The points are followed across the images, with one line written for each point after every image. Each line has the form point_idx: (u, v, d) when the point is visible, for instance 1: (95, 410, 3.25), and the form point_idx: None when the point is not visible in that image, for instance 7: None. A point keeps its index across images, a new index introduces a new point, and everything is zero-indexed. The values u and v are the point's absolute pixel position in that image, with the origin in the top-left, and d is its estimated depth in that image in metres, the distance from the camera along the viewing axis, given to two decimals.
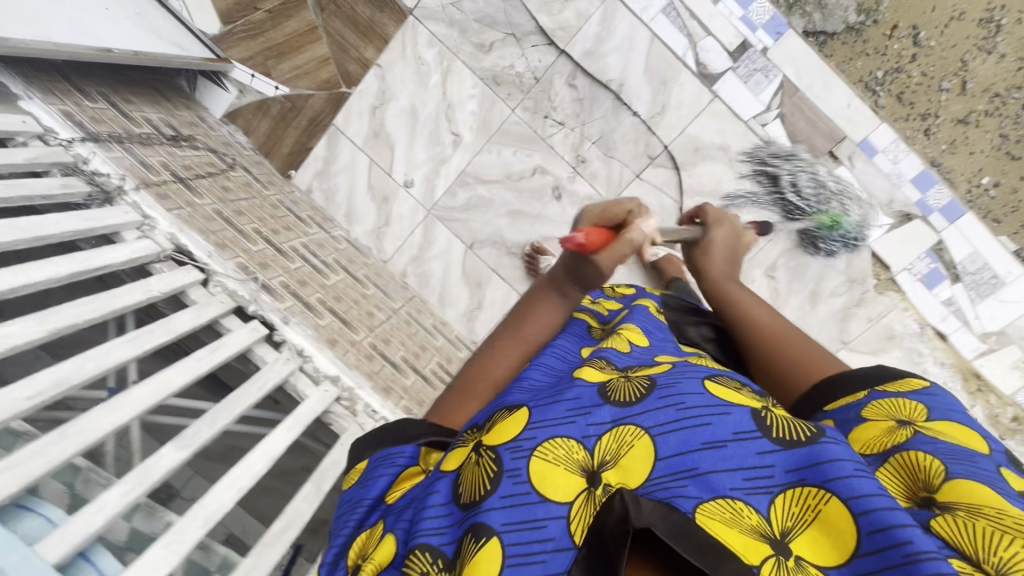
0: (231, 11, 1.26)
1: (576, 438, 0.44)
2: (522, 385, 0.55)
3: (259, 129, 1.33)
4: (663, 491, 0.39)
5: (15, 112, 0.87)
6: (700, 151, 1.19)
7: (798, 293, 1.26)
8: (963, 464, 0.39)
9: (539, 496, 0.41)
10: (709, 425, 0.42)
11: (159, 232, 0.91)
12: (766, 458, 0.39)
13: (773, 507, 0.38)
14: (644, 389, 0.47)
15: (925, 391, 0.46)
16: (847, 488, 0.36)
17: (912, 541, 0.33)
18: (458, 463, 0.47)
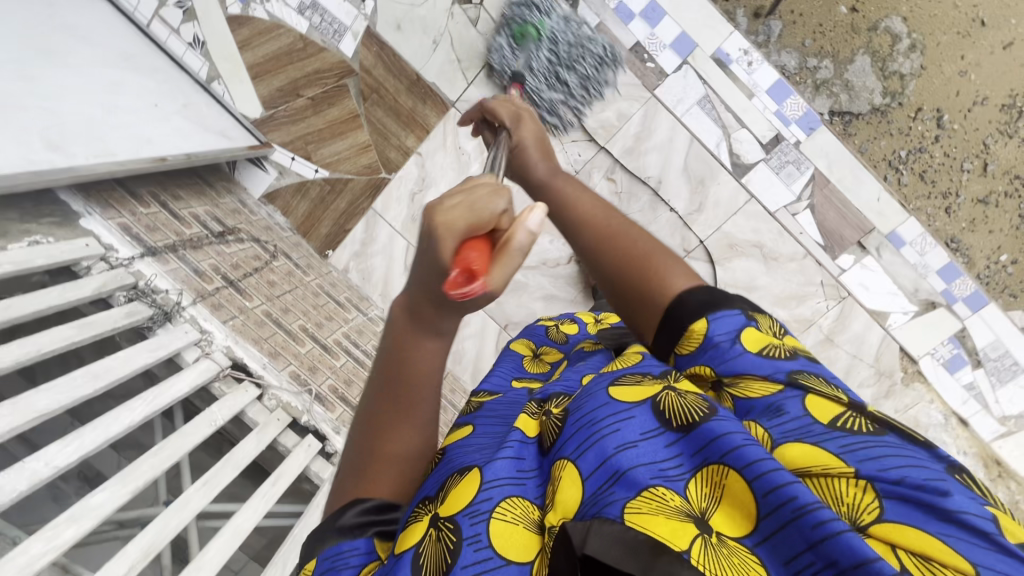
0: (274, 97, 1.28)
1: (529, 500, 0.45)
2: (462, 445, 0.54)
3: (298, 210, 1.35)
4: (595, 506, 0.39)
5: (78, 235, 0.88)
6: (734, 247, 1.24)
7: None
8: (783, 421, 0.41)
9: (503, 559, 0.40)
10: (618, 432, 0.43)
11: (217, 347, 0.93)
12: (672, 448, 0.41)
13: (688, 488, 0.39)
14: (559, 425, 0.48)
15: (716, 325, 0.47)
16: (737, 459, 0.38)
17: (797, 495, 0.34)
18: (416, 539, 0.44)
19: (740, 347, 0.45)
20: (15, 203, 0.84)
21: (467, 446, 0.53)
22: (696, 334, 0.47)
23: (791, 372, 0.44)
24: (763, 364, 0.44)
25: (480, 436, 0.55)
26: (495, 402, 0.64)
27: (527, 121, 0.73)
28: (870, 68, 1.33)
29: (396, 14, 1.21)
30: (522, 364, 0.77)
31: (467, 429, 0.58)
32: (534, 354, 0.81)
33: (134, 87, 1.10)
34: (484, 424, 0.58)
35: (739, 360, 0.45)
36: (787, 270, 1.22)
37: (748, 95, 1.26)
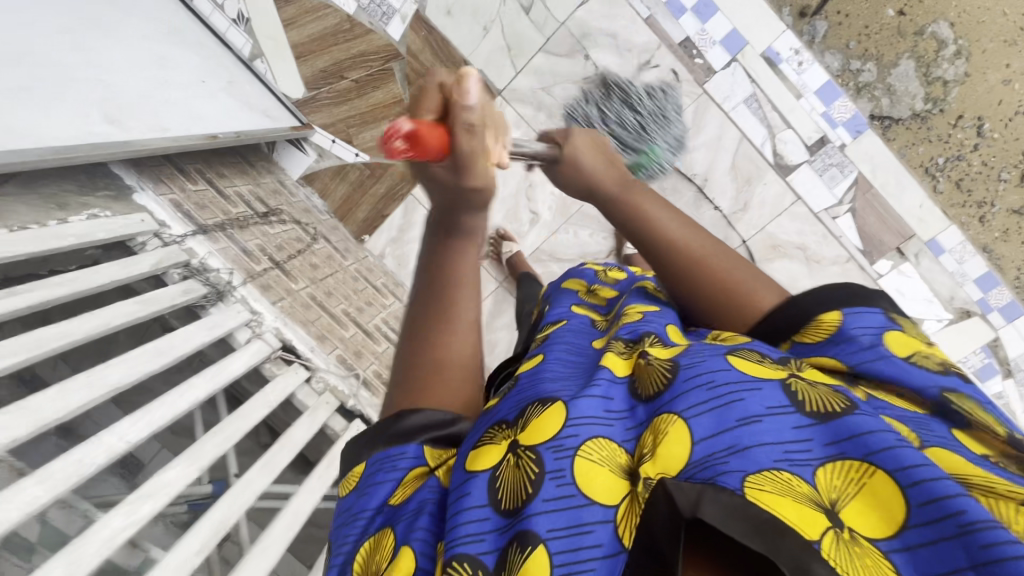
0: (317, 78, 1.26)
1: (616, 440, 0.42)
2: (540, 373, 0.51)
3: (335, 193, 1.33)
4: (705, 473, 0.35)
5: (133, 210, 0.87)
6: (777, 248, 1.24)
7: None
8: (934, 432, 0.37)
9: (586, 496, 0.38)
10: (740, 402, 0.39)
11: (267, 328, 0.92)
12: (802, 432, 0.37)
13: (817, 477, 0.34)
14: (668, 375, 0.44)
15: (842, 328, 0.45)
16: (890, 459, 0.33)
17: (966, 509, 0.29)
18: (492, 462, 0.42)
19: (885, 350, 0.43)
20: (72, 175, 0.83)
21: (550, 373, 0.50)
22: (827, 323, 0.46)
23: (944, 391, 0.40)
24: (924, 374, 0.41)
25: (558, 365, 0.52)
26: (559, 331, 0.63)
27: (583, 134, 0.60)
28: (914, 73, 1.25)
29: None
30: (577, 296, 0.78)
31: (535, 360, 0.55)
32: (590, 291, 0.80)
33: (180, 61, 1.08)
34: (558, 355, 0.55)
35: (884, 362, 0.42)
36: (824, 271, 1.24)
37: (795, 96, 1.25)
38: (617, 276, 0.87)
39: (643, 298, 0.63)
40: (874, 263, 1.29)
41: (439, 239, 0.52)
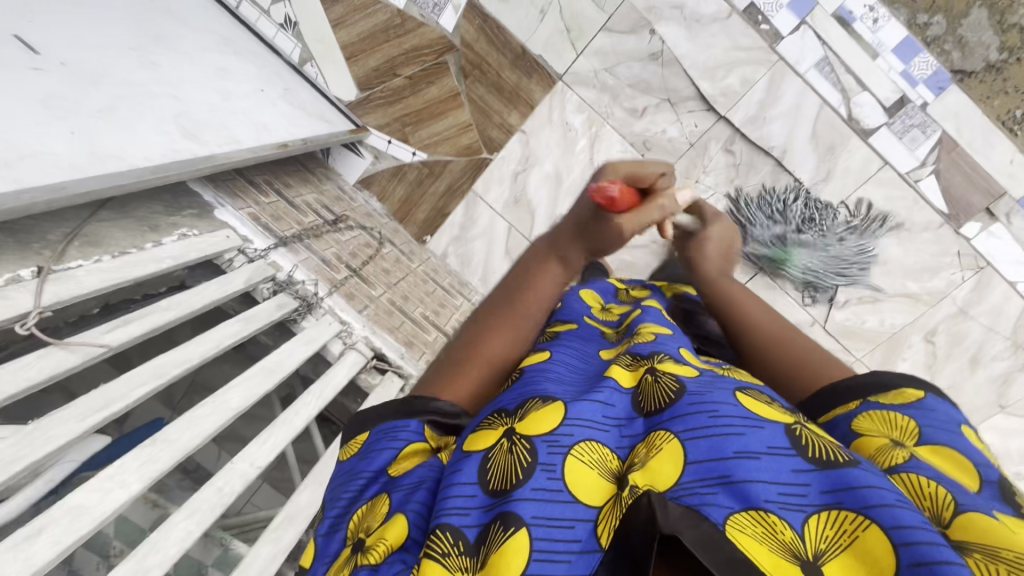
0: (370, 77, 1.23)
1: (610, 447, 0.38)
2: (544, 372, 0.45)
3: (394, 195, 1.30)
4: (692, 497, 0.31)
5: (217, 226, 0.85)
6: (865, 218, 1.16)
7: (958, 358, 1.22)
8: (967, 494, 0.32)
9: (574, 495, 0.34)
10: (739, 435, 0.34)
11: (358, 338, 0.89)
12: (801, 475, 0.32)
13: (807, 526, 0.30)
14: (674, 394, 0.40)
15: (920, 404, 0.39)
16: (890, 516, 0.29)
17: (957, 569, 0.26)
18: (487, 445, 0.38)
19: (955, 425, 0.38)
20: (157, 195, 0.81)
21: (553, 375, 0.45)
22: (911, 395, 0.40)
23: (1004, 482, 0.34)
24: (973, 448, 0.36)
25: (563, 366, 0.47)
26: (568, 334, 0.56)
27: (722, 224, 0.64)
28: (987, 22, 1.03)
29: None
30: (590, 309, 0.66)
31: (541, 355, 0.49)
32: (603, 303, 0.70)
33: (240, 72, 1.06)
34: (565, 360, 0.49)
35: (953, 437, 0.37)
36: (920, 240, 1.16)
37: (871, 55, 1.07)
38: (643, 288, 0.77)
39: (654, 317, 0.59)
40: (960, 229, 1.14)
41: (546, 259, 0.54)
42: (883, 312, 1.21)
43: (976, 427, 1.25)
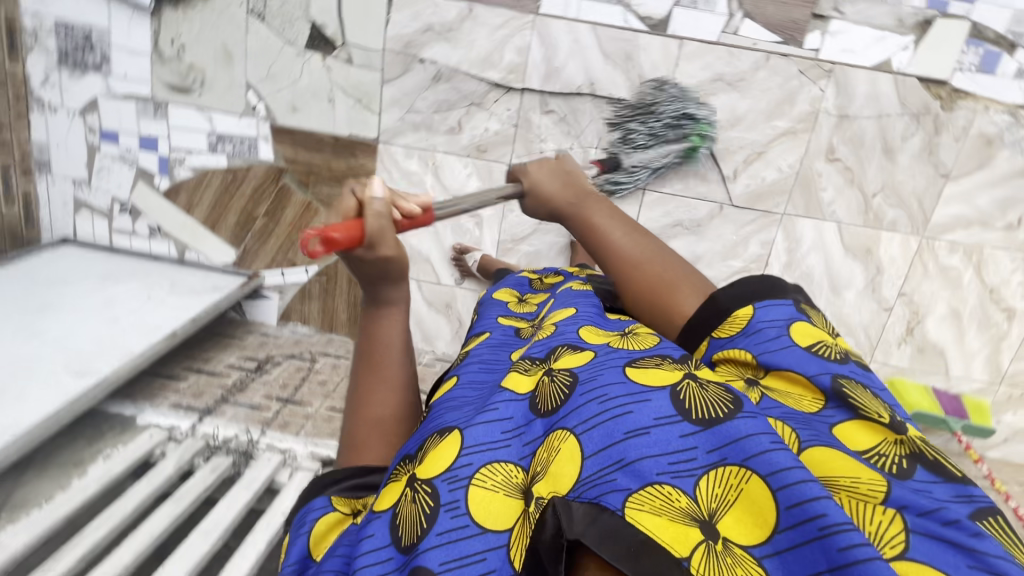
0: (237, 233, 1.34)
1: (513, 461, 0.50)
2: (449, 401, 0.60)
3: (313, 313, 1.38)
4: (592, 490, 0.43)
5: (141, 430, 0.94)
6: (698, 93, 1.16)
7: (872, 157, 1.17)
8: (811, 428, 0.45)
9: (479, 525, 0.46)
10: (631, 414, 0.47)
11: (302, 457, 0.95)
12: (687, 440, 0.44)
13: (698, 488, 0.42)
14: (564, 390, 0.53)
15: (750, 330, 0.56)
16: (763, 466, 0.40)
17: (826, 513, 0.37)
18: (393, 501, 0.51)
19: (788, 340, 0.53)
20: (78, 433, 0.91)
21: (451, 403, 0.60)
22: (738, 321, 0.58)
23: (836, 378, 0.49)
24: (806, 364, 0.51)
25: (465, 388, 0.62)
26: (481, 347, 0.73)
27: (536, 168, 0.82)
28: None
29: (284, 96, 1.23)
30: (506, 308, 0.87)
31: (452, 382, 0.65)
32: (520, 299, 0.91)
33: (124, 295, 1.18)
34: (471, 373, 0.65)
35: (780, 355, 0.52)
36: (763, 80, 1.14)
37: None
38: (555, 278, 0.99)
39: (557, 308, 0.76)
40: (803, 43, 1.12)
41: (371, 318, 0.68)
42: (774, 160, 1.19)
43: (935, 207, 1.19)
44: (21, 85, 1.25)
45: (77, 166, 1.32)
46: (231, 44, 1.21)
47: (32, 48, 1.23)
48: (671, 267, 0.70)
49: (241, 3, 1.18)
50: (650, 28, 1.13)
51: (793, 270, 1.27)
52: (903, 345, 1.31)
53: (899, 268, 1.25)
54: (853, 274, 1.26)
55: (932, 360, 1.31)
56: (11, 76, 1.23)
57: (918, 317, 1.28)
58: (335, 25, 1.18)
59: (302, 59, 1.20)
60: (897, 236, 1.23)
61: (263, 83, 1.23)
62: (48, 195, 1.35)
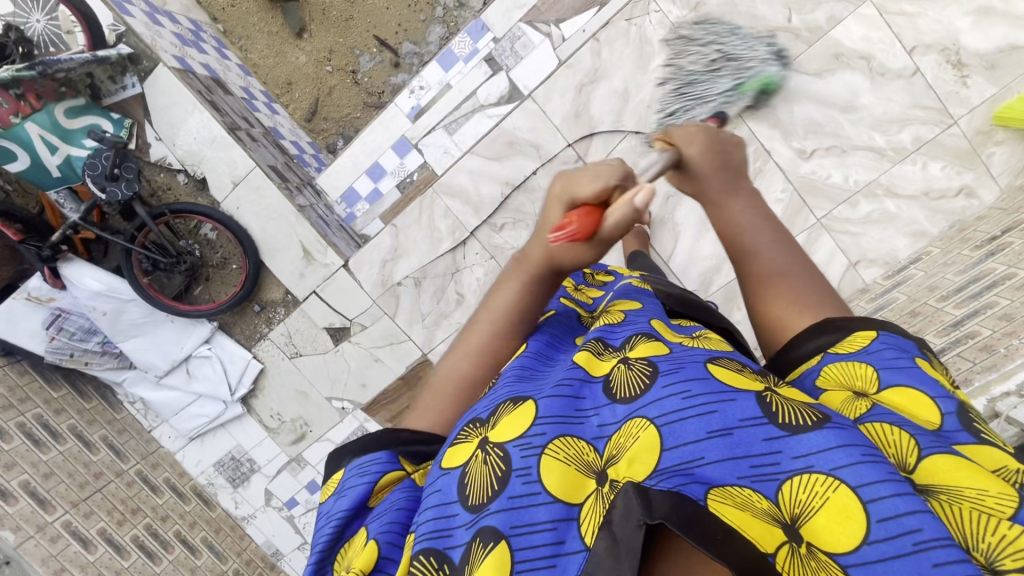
0: None
1: (586, 442, 0.42)
2: (513, 370, 0.52)
3: None
4: (669, 481, 0.35)
5: None
6: (580, 110, 1.25)
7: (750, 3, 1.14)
8: (928, 435, 0.39)
9: (551, 494, 0.39)
10: (717, 413, 0.39)
11: None
12: (773, 444, 0.36)
13: (782, 491, 0.35)
14: (644, 378, 0.43)
15: (872, 348, 0.46)
16: (854, 475, 0.34)
17: (922, 529, 0.31)
18: (463, 457, 0.44)
19: (904, 364, 0.44)
20: None
21: (518, 371, 0.51)
22: (862, 338, 0.47)
23: (953, 409, 0.41)
24: (927, 383, 0.42)
25: (533, 360, 0.53)
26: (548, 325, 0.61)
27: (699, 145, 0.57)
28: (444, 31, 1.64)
29: (352, 384, 1.48)
30: (566, 292, 0.72)
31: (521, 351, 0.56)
32: (575, 288, 0.75)
33: None
34: (537, 344, 0.56)
35: (899, 374, 0.43)
36: (611, 54, 1.21)
37: (449, 85, 1.38)
38: (608, 275, 0.82)
39: (623, 299, 0.65)
40: None
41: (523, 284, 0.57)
42: None
43: None
44: (229, 518, 1.62)
45: (292, 536, 1.63)
46: (300, 385, 1.51)
47: (217, 492, 1.63)
48: (820, 286, 0.55)
49: (282, 356, 1.49)
50: (508, 97, 1.32)
51: (794, 133, 1.18)
52: (969, 80, 1.10)
53: (879, 40, 1.11)
54: (849, 83, 1.14)
55: (1018, 60, 1.08)
56: (220, 517, 1.60)
57: (952, 48, 1.09)
58: (338, 315, 1.43)
59: (338, 352, 1.46)
60: (847, 20, 1.11)
61: (335, 389, 1.49)
62: (295, 570, 1.64)
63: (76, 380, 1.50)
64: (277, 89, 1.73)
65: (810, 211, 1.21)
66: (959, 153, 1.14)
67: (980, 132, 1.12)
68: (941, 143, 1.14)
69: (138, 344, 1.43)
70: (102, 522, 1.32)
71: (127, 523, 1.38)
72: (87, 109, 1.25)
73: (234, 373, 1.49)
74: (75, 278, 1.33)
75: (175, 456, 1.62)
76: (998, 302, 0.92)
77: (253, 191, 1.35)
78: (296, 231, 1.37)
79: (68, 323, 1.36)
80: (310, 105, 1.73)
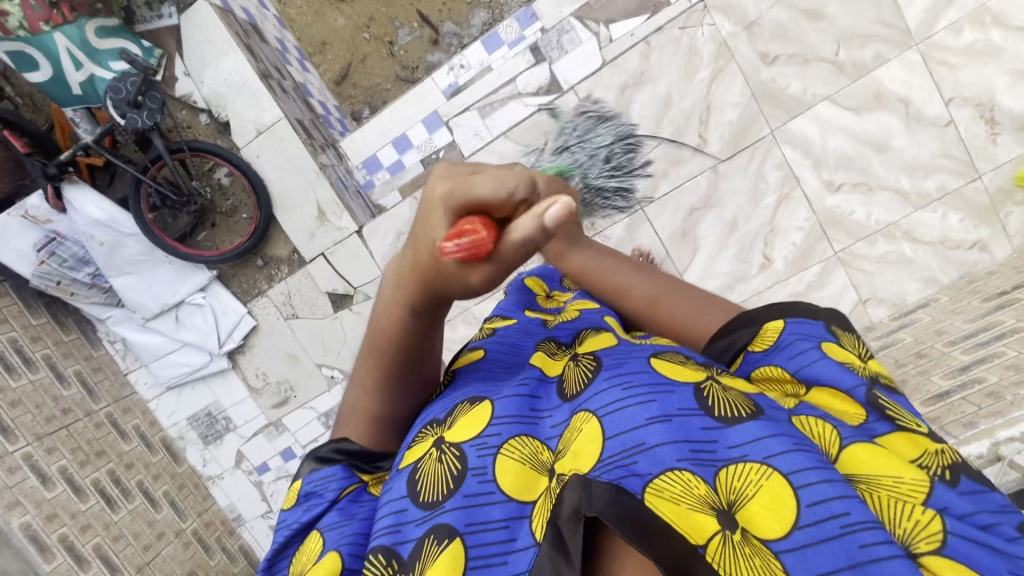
0: None
1: (539, 440, 0.39)
2: (473, 372, 0.49)
3: None
4: (610, 471, 0.33)
5: None
6: (619, 110, 1.25)
7: (802, 30, 1.16)
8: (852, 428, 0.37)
9: (504, 493, 0.37)
10: (656, 401, 0.35)
11: None
12: (710, 433, 0.34)
13: (720, 478, 0.32)
14: (592, 371, 0.42)
15: (786, 340, 0.43)
16: (786, 462, 0.31)
17: (850, 512, 0.29)
18: (416, 456, 0.42)
19: (821, 352, 0.41)
20: None
21: (477, 373, 0.49)
22: (770, 333, 0.44)
23: (871, 392, 0.39)
24: (843, 375, 0.39)
25: (493, 362, 0.51)
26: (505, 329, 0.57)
27: None
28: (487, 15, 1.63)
29: (345, 354, 1.44)
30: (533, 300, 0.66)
31: (478, 355, 0.52)
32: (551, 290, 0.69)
33: None
34: (496, 349, 0.53)
35: (820, 366, 0.40)
36: (659, 59, 1.22)
37: (490, 69, 1.38)
38: None
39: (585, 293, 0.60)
40: None
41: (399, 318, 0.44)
42: (723, 103, 1.20)
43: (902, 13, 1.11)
44: (194, 476, 1.57)
45: (257, 503, 1.57)
46: (292, 347, 1.47)
47: (186, 446, 1.57)
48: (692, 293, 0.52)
49: (278, 315, 1.45)
50: (546, 87, 1.32)
51: (825, 164, 1.20)
52: (998, 137, 1.13)
53: (919, 86, 1.13)
54: (884, 124, 1.16)
55: None
56: (185, 474, 1.54)
57: (986, 104, 1.12)
58: (342, 282, 1.39)
59: (337, 319, 1.42)
60: (893, 62, 1.13)
61: (326, 357, 1.45)
62: (254, 538, 1.59)
63: (56, 310, 1.42)
64: (310, 48, 1.71)
65: (829, 243, 1.23)
66: (978, 208, 1.16)
67: (1001, 190, 1.15)
68: (963, 195, 1.16)
69: (129, 281, 1.38)
70: (64, 460, 1.26)
71: (90, 466, 1.31)
72: (118, 31, 1.21)
73: (225, 326, 1.45)
74: (78, 203, 1.29)
75: (149, 403, 1.56)
76: (1006, 352, 0.90)
77: (277, 141, 1.32)
78: (314, 189, 1.34)
79: (62, 249, 1.29)
80: (341, 69, 1.70)
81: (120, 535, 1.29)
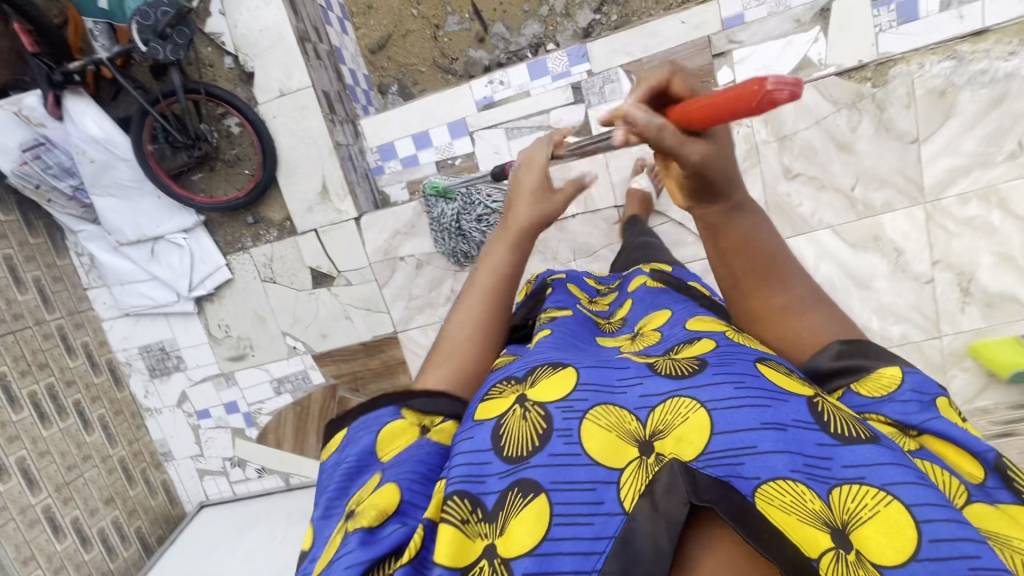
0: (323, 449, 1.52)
1: (627, 410, 0.41)
2: (541, 345, 0.53)
3: None
4: (717, 468, 0.35)
5: None
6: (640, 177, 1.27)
7: (830, 155, 1.19)
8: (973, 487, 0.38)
9: (591, 457, 0.38)
10: (771, 408, 0.38)
11: None
12: (824, 449, 0.36)
13: (833, 496, 0.35)
14: (694, 364, 0.43)
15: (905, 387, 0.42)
16: (909, 493, 0.34)
17: (981, 556, 0.31)
18: (495, 411, 0.44)
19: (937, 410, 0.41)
20: None
21: (549, 344, 0.53)
22: (887, 378, 0.43)
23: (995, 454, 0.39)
24: (967, 436, 0.40)
25: (557, 338, 0.54)
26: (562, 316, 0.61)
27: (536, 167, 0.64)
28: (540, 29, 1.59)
29: (313, 330, 1.45)
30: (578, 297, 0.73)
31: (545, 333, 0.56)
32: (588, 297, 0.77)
33: (257, 545, 1.46)
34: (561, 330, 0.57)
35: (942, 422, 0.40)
36: None
37: (527, 93, 1.36)
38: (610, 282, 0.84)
39: (648, 309, 0.63)
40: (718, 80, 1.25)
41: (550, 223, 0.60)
42: None
43: (923, 170, 1.16)
44: (132, 404, 1.56)
45: (190, 444, 1.59)
46: (261, 309, 1.45)
47: (131, 374, 1.55)
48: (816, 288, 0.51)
49: (255, 275, 1.43)
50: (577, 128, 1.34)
51: None
52: (967, 307, 1.21)
53: (915, 240, 1.19)
54: (873, 265, 1.22)
55: (1009, 310, 1.19)
56: (124, 401, 1.54)
57: (967, 275, 1.19)
58: (327, 262, 1.39)
59: (313, 295, 1.42)
60: (899, 212, 1.19)
61: (293, 327, 1.45)
62: (179, 475, 1.62)
63: (27, 211, 1.36)
64: (355, 8, 1.66)
65: None
66: (929, 363, 1.25)
67: (953, 353, 1.23)
68: (920, 348, 1.25)
69: (112, 204, 1.34)
70: (4, 367, 1.26)
71: (30, 377, 1.32)
72: None
73: (199, 272, 1.42)
74: (76, 116, 1.22)
75: (104, 323, 1.51)
76: None
77: (297, 108, 1.28)
78: (323, 165, 1.31)
79: (48, 154, 1.25)
80: (380, 38, 1.66)
81: (45, 451, 1.30)
